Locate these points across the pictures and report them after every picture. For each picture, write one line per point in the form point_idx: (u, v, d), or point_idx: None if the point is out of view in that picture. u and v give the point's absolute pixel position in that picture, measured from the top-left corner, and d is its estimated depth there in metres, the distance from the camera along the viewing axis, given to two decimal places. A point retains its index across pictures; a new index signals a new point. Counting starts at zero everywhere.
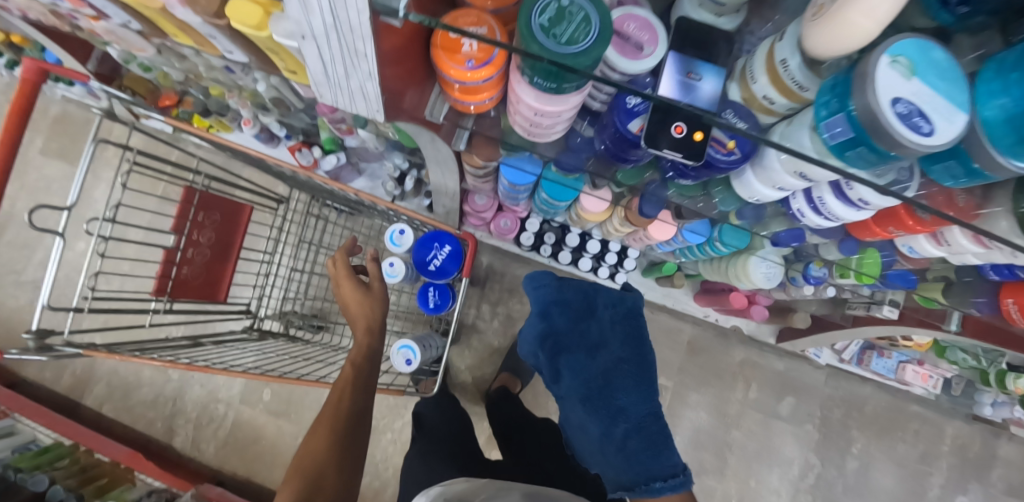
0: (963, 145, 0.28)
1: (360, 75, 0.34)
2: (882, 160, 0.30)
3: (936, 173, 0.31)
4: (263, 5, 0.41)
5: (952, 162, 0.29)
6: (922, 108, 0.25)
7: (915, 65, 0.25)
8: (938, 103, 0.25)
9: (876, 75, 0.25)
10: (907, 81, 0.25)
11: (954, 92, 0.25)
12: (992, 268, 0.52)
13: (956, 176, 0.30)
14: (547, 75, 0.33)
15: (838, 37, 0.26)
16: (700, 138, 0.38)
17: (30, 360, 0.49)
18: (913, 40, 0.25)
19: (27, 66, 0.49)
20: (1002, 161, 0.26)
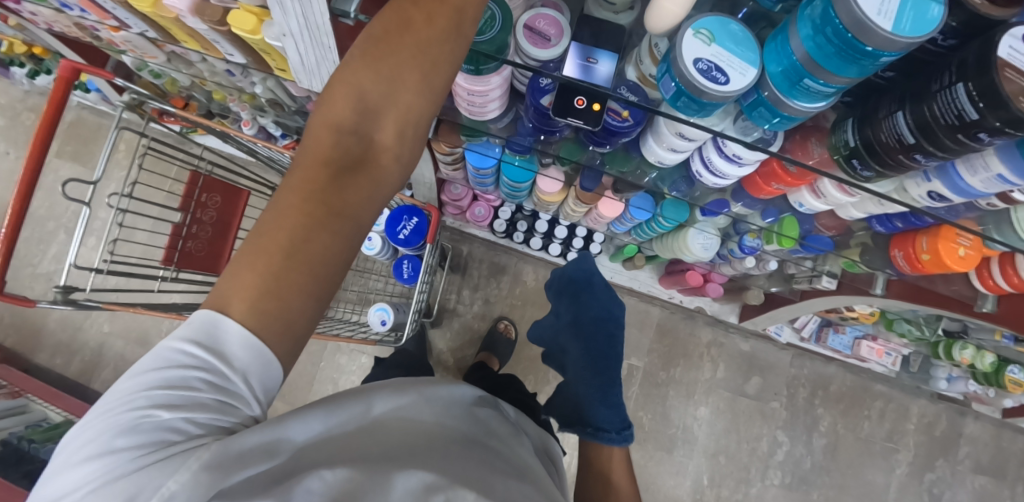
0: (764, 95, 0.40)
1: (327, 63, 0.44)
2: (701, 109, 0.40)
3: (755, 119, 0.44)
4: (257, 15, 0.51)
5: (762, 109, 0.42)
6: (720, 65, 0.37)
7: (715, 35, 0.38)
8: (732, 61, 0.38)
9: (687, 41, 0.37)
10: (708, 46, 0.37)
11: (744, 55, 0.38)
12: (879, 222, 0.63)
13: (768, 118, 0.42)
14: (468, 60, 0.44)
15: (663, 20, 0.38)
16: (598, 108, 0.48)
17: (57, 308, 0.60)
18: (712, 18, 0.38)
19: (64, 65, 0.59)
20: (789, 102, 0.39)
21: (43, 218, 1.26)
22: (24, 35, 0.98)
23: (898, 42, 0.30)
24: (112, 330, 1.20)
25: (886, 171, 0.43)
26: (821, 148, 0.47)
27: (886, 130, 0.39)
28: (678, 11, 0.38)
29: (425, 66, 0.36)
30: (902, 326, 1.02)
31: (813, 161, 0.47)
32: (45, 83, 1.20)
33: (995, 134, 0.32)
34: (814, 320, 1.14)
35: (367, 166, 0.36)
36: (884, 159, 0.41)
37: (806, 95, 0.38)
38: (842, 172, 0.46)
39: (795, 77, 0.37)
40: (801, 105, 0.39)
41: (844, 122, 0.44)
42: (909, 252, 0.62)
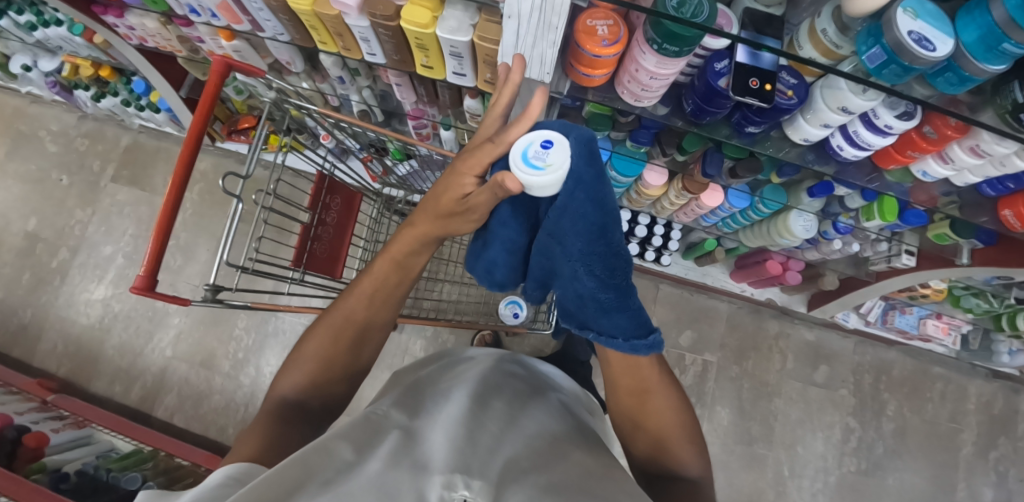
0: (954, 61, 0.45)
1: (544, 44, 0.46)
2: (906, 74, 0.46)
3: (938, 84, 0.48)
4: (431, 9, 0.54)
5: (948, 74, 0.46)
6: (928, 35, 0.43)
7: (918, 12, 0.44)
8: (936, 32, 0.44)
9: (898, 20, 0.44)
10: (914, 20, 0.44)
11: (943, 28, 0.44)
12: (987, 186, 0.66)
13: (953, 83, 0.47)
14: (671, 41, 0.47)
15: (868, 3, 0.44)
16: (770, 88, 0.52)
17: (208, 306, 0.59)
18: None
19: (217, 61, 0.60)
20: (979, 65, 0.43)
21: (100, 243, 1.24)
22: (107, 54, 0.99)
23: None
24: (175, 354, 1.17)
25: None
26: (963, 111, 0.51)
27: None
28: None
29: (387, 293, 0.52)
30: (969, 302, 1.06)
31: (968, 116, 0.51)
32: (109, 105, 1.19)
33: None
34: (879, 304, 1.18)
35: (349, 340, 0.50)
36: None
37: (1000, 58, 0.42)
38: (1006, 126, 0.49)
39: (993, 42, 0.41)
40: (992, 67, 0.43)
41: (1008, 83, 0.48)
42: (1021, 210, 0.64)
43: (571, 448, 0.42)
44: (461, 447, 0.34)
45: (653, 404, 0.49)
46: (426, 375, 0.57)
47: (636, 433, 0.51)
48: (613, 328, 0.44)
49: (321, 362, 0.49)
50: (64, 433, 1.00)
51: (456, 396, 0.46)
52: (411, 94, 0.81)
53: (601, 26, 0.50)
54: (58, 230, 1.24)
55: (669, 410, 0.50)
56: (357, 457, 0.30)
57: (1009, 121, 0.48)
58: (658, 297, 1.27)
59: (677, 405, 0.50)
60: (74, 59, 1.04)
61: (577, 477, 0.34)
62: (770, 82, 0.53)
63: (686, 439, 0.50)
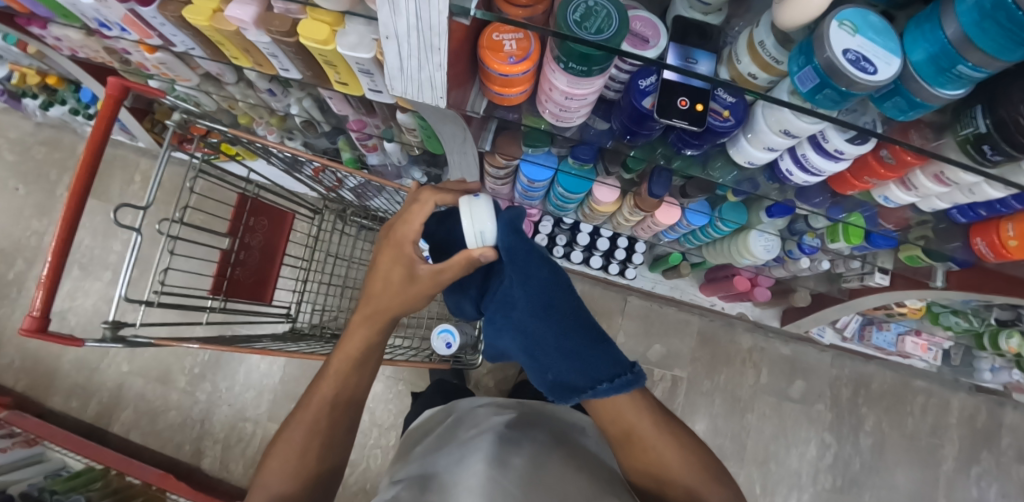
0: (903, 84, 0.37)
1: (430, 66, 0.41)
2: (843, 100, 0.38)
3: (885, 109, 0.41)
4: (329, 24, 0.49)
5: (897, 98, 0.38)
6: (868, 55, 0.35)
7: (859, 26, 0.35)
8: (878, 51, 0.35)
9: (830, 35, 0.35)
10: (853, 37, 0.35)
11: (887, 45, 0.35)
12: (959, 213, 0.61)
13: (902, 109, 0.39)
14: (578, 59, 0.42)
15: (799, 15, 0.36)
16: (701, 109, 0.47)
17: (106, 346, 0.55)
18: (852, 10, 0.36)
19: (112, 83, 0.56)
20: (933, 91, 0.36)
21: (57, 255, 1.22)
22: (43, 63, 0.94)
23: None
24: (131, 369, 1.15)
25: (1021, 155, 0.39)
26: (920, 136, 0.45)
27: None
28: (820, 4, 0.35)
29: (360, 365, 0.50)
30: (949, 319, 1.01)
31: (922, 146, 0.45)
32: (59, 113, 1.15)
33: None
34: (856, 318, 1.13)
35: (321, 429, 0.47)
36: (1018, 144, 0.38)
37: (955, 82, 0.35)
38: (966, 157, 0.43)
39: (946, 63, 0.34)
40: (946, 92, 0.36)
41: (971, 107, 0.41)
42: (994, 240, 0.59)
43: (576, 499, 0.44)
44: None
45: (663, 460, 0.49)
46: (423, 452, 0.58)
47: (664, 491, 0.49)
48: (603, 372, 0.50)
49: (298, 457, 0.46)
50: (12, 453, 0.98)
51: (474, 462, 0.49)
52: (348, 107, 0.77)
53: (507, 40, 0.46)
54: (16, 241, 1.22)
55: (689, 460, 0.49)
56: None
57: (970, 151, 0.42)
58: (628, 310, 1.23)
59: (697, 449, 0.51)
60: (17, 67, 1.01)
61: None
62: (701, 101, 0.47)
63: (717, 485, 0.49)
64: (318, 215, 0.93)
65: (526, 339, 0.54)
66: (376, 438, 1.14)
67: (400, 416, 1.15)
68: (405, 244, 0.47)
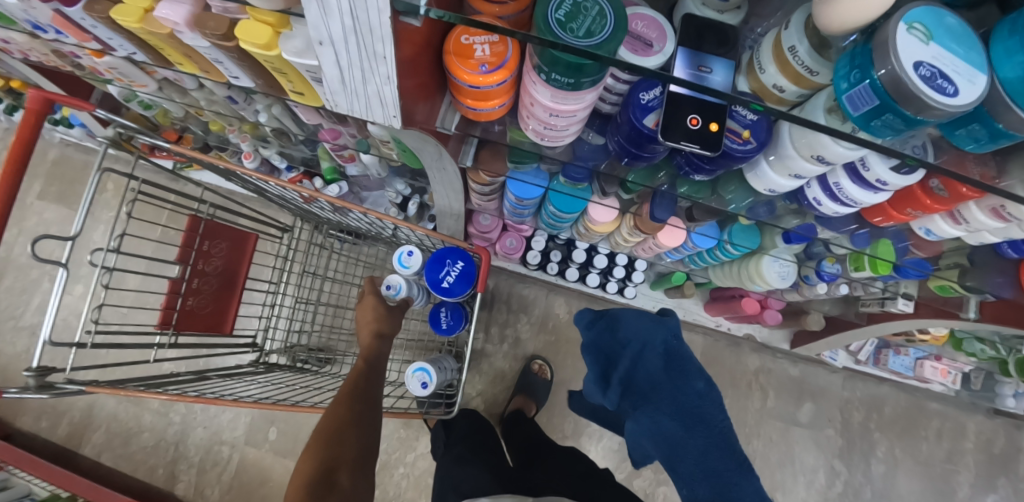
0: (986, 108, 0.28)
1: (378, 78, 0.34)
2: (908, 129, 0.28)
3: (956, 138, 0.32)
4: (272, 25, 0.41)
5: (975, 125, 0.29)
6: (946, 70, 0.25)
7: (932, 30, 0.25)
8: (958, 66, 0.25)
9: (898, 41, 0.25)
10: (926, 46, 0.25)
11: (972, 57, 0.26)
12: (1010, 246, 0.52)
13: (978, 138, 0.30)
14: (566, 70, 0.33)
15: (855, 16, 0.27)
16: (717, 129, 0.38)
17: (29, 397, 0.47)
18: (924, 8, 0.26)
19: (33, 96, 0.49)
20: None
21: (25, 266, 1.16)
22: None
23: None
24: (102, 388, 1.09)
25: None
26: (979, 166, 0.36)
27: None
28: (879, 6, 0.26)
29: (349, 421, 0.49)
30: (973, 347, 0.93)
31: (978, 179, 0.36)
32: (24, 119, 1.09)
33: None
34: (872, 342, 1.06)
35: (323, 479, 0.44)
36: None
37: None
38: None
39: None
40: None
41: None
42: None
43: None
44: None
45: None
46: None
47: None
48: None
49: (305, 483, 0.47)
50: None
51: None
52: (318, 116, 0.69)
53: (479, 44, 0.38)
54: None
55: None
56: None
57: None
58: None
59: None
60: None
61: None
62: (716, 120, 0.38)
63: None
64: (291, 233, 0.86)
65: (663, 441, 0.63)
66: None
67: (383, 441, 1.09)
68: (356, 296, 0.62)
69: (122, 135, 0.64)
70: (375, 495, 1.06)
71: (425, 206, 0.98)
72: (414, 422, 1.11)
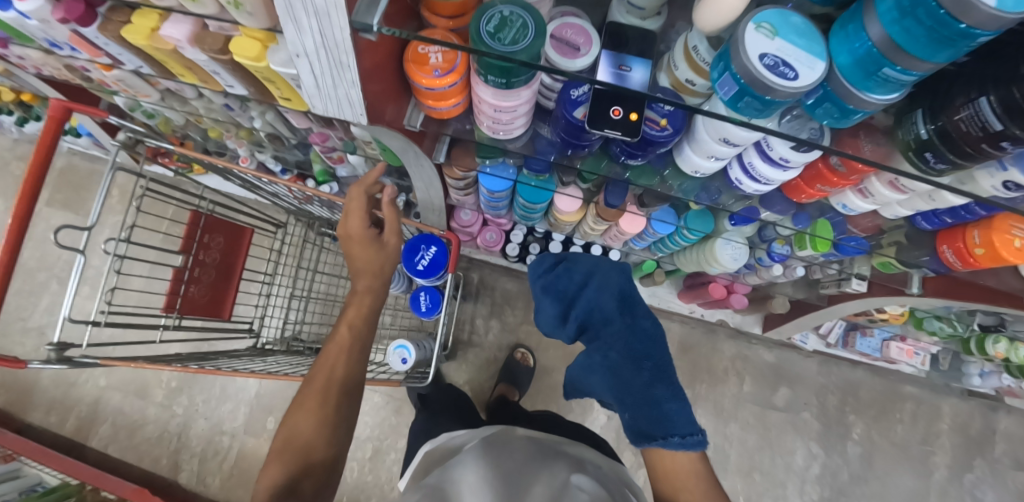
0: (830, 90, 0.35)
1: (345, 83, 0.41)
2: (766, 108, 0.36)
3: (819, 117, 0.38)
4: (262, 40, 0.49)
5: (827, 105, 0.36)
6: (786, 59, 0.32)
7: (778, 28, 0.33)
8: (798, 55, 0.33)
9: (747, 38, 0.33)
10: (772, 40, 0.33)
11: (811, 47, 0.33)
12: (923, 219, 0.59)
13: (835, 116, 0.37)
14: (498, 72, 0.40)
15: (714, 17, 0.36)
16: (637, 118, 0.46)
17: (49, 368, 0.54)
18: (773, 11, 0.33)
19: (54, 105, 0.56)
20: (862, 96, 0.34)
21: (34, 270, 1.22)
22: (12, 81, 0.95)
23: (1001, 20, 0.24)
24: (108, 383, 1.15)
25: (966, 163, 0.37)
26: (870, 143, 0.43)
27: (964, 118, 0.34)
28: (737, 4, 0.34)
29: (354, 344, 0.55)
30: (932, 325, 0.98)
31: (867, 155, 0.42)
32: (33, 129, 1.16)
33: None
34: (839, 324, 1.11)
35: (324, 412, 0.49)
36: (959, 149, 0.36)
37: (882, 87, 0.33)
38: (911, 166, 0.41)
39: (871, 67, 0.31)
40: (876, 98, 0.34)
41: (914, 112, 0.39)
42: (959, 247, 0.57)
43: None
44: None
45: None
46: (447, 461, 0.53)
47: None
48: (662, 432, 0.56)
49: (288, 472, 0.48)
50: None
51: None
52: (307, 120, 0.76)
53: (433, 52, 0.44)
54: None
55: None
56: None
57: (913, 159, 0.40)
58: None
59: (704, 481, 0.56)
60: None
61: None
62: (636, 110, 0.46)
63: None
64: (284, 229, 0.93)
65: (616, 382, 0.65)
66: (352, 451, 1.13)
67: (376, 429, 1.14)
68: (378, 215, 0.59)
69: (130, 138, 0.71)
70: (368, 481, 1.12)
71: (411, 203, 1.05)
72: (405, 411, 1.17)
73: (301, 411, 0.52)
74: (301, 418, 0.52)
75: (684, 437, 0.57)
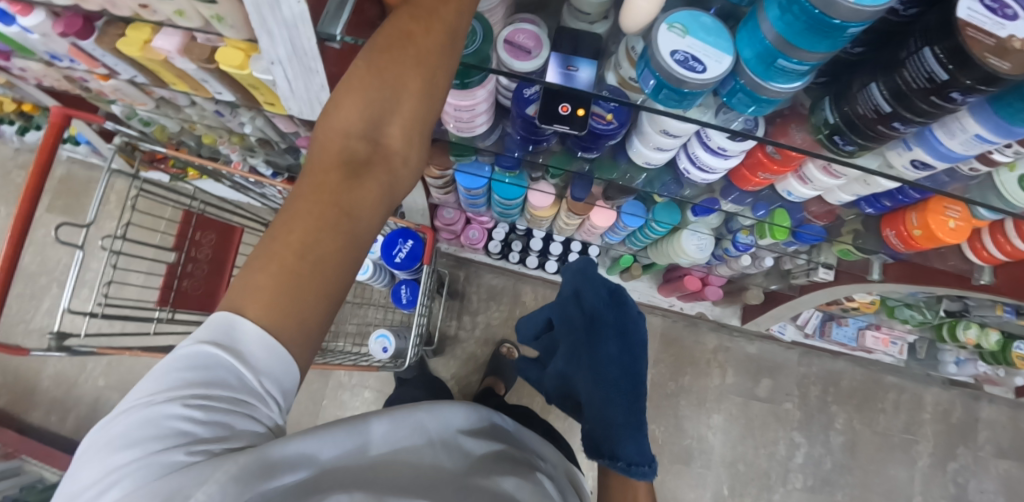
0: (741, 79, 0.41)
1: (315, 87, 0.45)
2: (682, 99, 0.41)
3: (734, 105, 0.44)
4: (244, 50, 0.53)
5: (741, 94, 0.42)
6: (696, 54, 0.38)
7: (688, 27, 0.39)
8: (707, 51, 0.38)
9: (660, 37, 0.38)
10: (683, 39, 0.38)
11: (718, 44, 0.39)
12: (867, 203, 0.64)
13: (748, 103, 0.43)
14: (453, 73, 0.45)
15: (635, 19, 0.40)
16: (582, 114, 0.49)
17: (51, 355, 0.59)
18: (684, 14, 0.39)
19: (55, 112, 0.61)
20: (766, 85, 0.40)
21: (36, 274, 1.26)
22: (15, 92, 0.99)
23: (863, 12, 0.30)
24: (108, 383, 1.19)
25: (869, 145, 0.44)
26: (802, 133, 0.49)
27: (862, 103, 0.41)
28: (650, 7, 0.39)
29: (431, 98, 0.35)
30: (904, 313, 1.02)
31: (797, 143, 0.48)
32: (35, 139, 1.20)
33: (967, 93, 0.34)
34: (816, 314, 1.15)
35: (369, 170, 0.33)
36: (864, 132, 0.43)
37: (780, 76, 0.39)
38: (825, 150, 0.47)
39: (768, 59, 0.37)
40: (777, 86, 0.40)
41: (821, 102, 0.46)
42: (902, 231, 0.62)
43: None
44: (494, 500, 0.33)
45: None
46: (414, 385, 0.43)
47: None
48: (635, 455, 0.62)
49: (361, 136, 0.33)
50: None
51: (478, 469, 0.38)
52: (293, 125, 0.81)
53: None
54: None
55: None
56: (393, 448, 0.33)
57: (825, 142, 0.46)
58: None
59: None
60: None
61: None
62: (582, 106, 0.49)
63: None
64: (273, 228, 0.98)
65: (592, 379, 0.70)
66: None
67: None
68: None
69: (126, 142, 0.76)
70: None
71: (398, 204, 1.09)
72: None
73: (350, 88, 0.34)
74: (362, 86, 0.33)
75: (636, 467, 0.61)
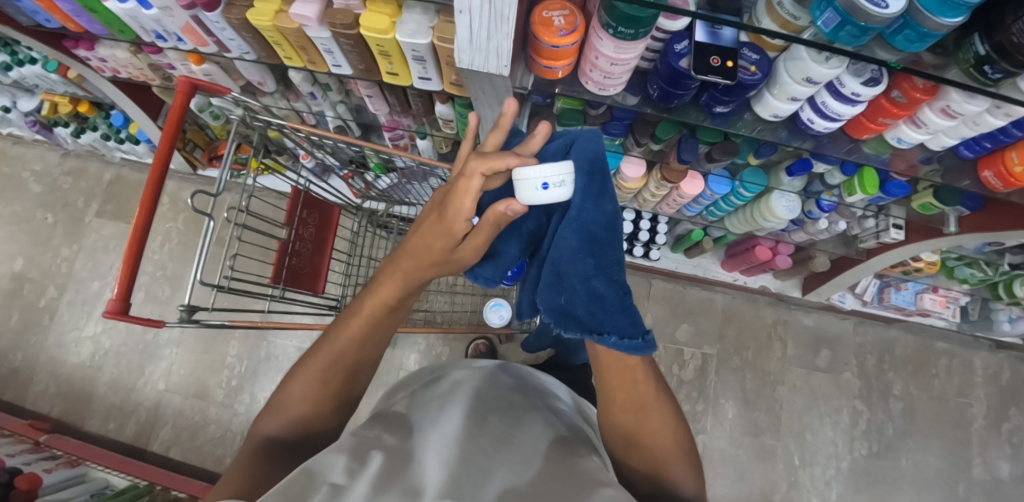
0: (911, 18, 0.43)
1: (499, 36, 0.45)
2: (862, 34, 0.44)
3: (896, 43, 0.46)
4: (389, 15, 0.54)
5: (907, 31, 0.44)
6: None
7: None
8: None
9: None
10: None
11: None
12: (965, 148, 0.65)
13: (911, 41, 0.45)
14: (627, 23, 0.46)
15: None
16: (732, 65, 0.52)
17: (183, 327, 0.57)
18: None
19: (182, 82, 0.60)
20: (935, 19, 0.41)
21: (86, 279, 1.24)
22: (82, 88, 0.99)
23: None
24: (168, 386, 1.16)
25: (1019, 71, 0.46)
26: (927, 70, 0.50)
27: (1016, 31, 0.43)
28: None
29: (372, 338, 0.49)
30: (963, 272, 1.03)
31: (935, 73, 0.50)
32: (88, 141, 1.19)
33: None
34: (873, 282, 1.17)
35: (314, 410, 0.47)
36: (1016, 58, 0.45)
37: (954, 10, 0.40)
38: (971, 79, 0.49)
39: None
40: (947, 21, 0.42)
41: (970, 35, 0.48)
42: (1002, 170, 0.63)
43: (577, 465, 0.40)
44: (457, 466, 0.33)
45: (648, 436, 0.49)
46: (411, 397, 0.53)
47: (631, 452, 0.50)
48: (614, 327, 0.40)
49: (288, 427, 0.46)
50: (58, 473, 0.96)
51: (447, 414, 0.43)
52: (384, 106, 0.82)
53: (557, 16, 0.50)
54: (47, 270, 1.24)
55: (666, 427, 0.49)
56: (350, 472, 0.31)
57: (972, 73, 0.48)
58: (651, 293, 1.28)
59: (677, 428, 0.50)
60: (52, 96, 1.05)
61: (562, 478, 0.36)
62: (731, 59, 0.52)
63: (685, 463, 0.50)
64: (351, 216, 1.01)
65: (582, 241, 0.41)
66: None
67: None
68: (459, 222, 0.39)
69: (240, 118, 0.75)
70: None
71: None
72: None
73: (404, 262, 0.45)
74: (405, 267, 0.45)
75: (621, 337, 0.40)
